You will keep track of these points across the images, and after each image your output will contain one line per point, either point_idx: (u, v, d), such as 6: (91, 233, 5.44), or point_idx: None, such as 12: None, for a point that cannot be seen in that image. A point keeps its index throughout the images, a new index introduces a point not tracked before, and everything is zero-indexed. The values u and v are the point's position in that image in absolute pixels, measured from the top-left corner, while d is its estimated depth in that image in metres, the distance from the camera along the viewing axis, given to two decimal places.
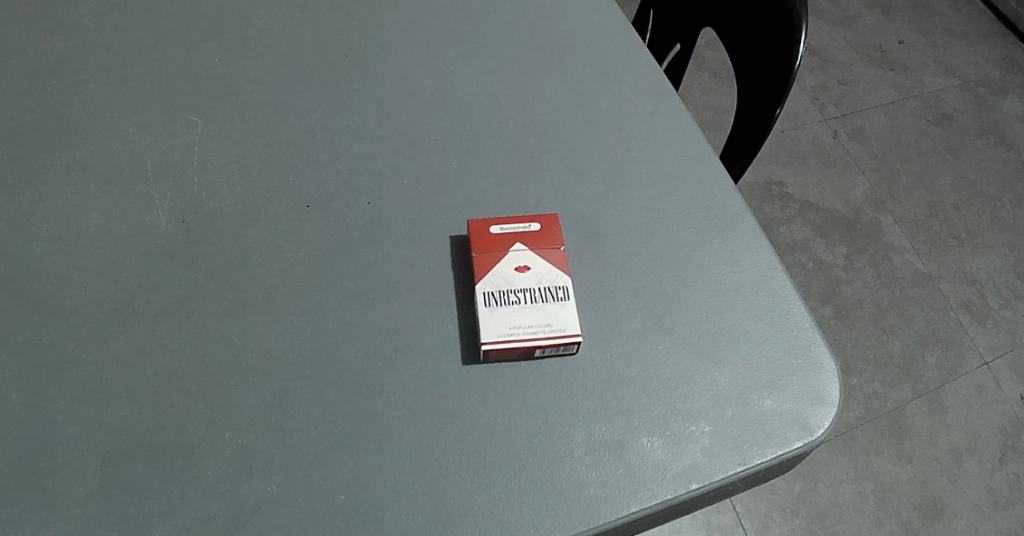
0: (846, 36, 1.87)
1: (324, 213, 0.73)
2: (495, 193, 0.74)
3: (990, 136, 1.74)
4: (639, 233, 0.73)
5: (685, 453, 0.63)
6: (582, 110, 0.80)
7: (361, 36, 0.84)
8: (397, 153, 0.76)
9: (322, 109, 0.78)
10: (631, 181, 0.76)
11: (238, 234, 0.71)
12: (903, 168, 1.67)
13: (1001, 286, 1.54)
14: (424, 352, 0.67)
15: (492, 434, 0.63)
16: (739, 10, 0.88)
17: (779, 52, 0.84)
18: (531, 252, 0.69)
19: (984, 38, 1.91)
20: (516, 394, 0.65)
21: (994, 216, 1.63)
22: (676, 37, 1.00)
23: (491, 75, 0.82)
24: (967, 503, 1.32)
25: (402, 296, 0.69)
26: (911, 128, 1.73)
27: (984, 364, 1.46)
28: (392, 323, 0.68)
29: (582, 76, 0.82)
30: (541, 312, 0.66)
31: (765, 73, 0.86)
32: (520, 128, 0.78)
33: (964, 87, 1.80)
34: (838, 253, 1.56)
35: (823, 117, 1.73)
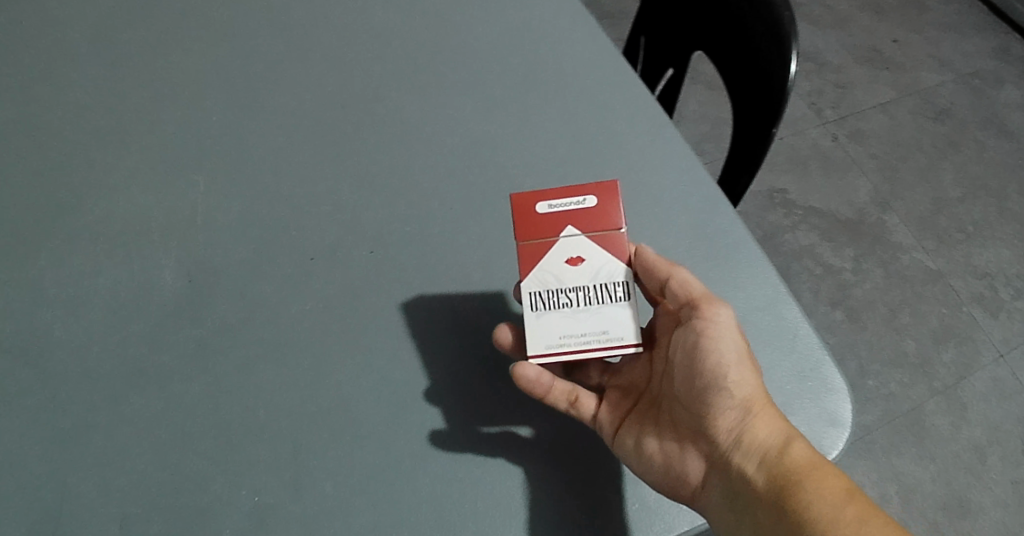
0: (839, 37, 1.85)
1: (328, 264, 0.74)
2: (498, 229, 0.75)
3: (990, 128, 1.71)
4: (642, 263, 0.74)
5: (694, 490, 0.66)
6: (579, 145, 0.80)
7: (355, 84, 0.85)
8: (397, 200, 0.77)
9: (322, 161, 0.79)
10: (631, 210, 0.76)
11: (243, 289, 0.72)
12: (905, 166, 1.66)
13: (1013, 276, 1.52)
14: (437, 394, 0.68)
15: (505, 476, 0.65)
16: (728, 35, 0.89)
17: (771, 73, 0.84)
18: (584, 239, 0.69)
19: (980, 27, 1.87)
20: (538, 436, 0.67)
21: (999, 207, 1.60)
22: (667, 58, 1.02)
23: (487, 114, 0.83)
24: (992, 497, 1.31)
25: (411, 342, 0.70)
26: (911, 126, 1.71)
27: (1000, 356, 1.44)
28: (401, 370, 0.68)
29: (578, 109, 0.83)
30: (590, 316, 0.68)
31: (758, 90, 0.86)
32: (517, 167, 0.79)
33: (961, 80, 1.78)
34: (846, 256, 1.55)
35: (821, 121, 1.72)
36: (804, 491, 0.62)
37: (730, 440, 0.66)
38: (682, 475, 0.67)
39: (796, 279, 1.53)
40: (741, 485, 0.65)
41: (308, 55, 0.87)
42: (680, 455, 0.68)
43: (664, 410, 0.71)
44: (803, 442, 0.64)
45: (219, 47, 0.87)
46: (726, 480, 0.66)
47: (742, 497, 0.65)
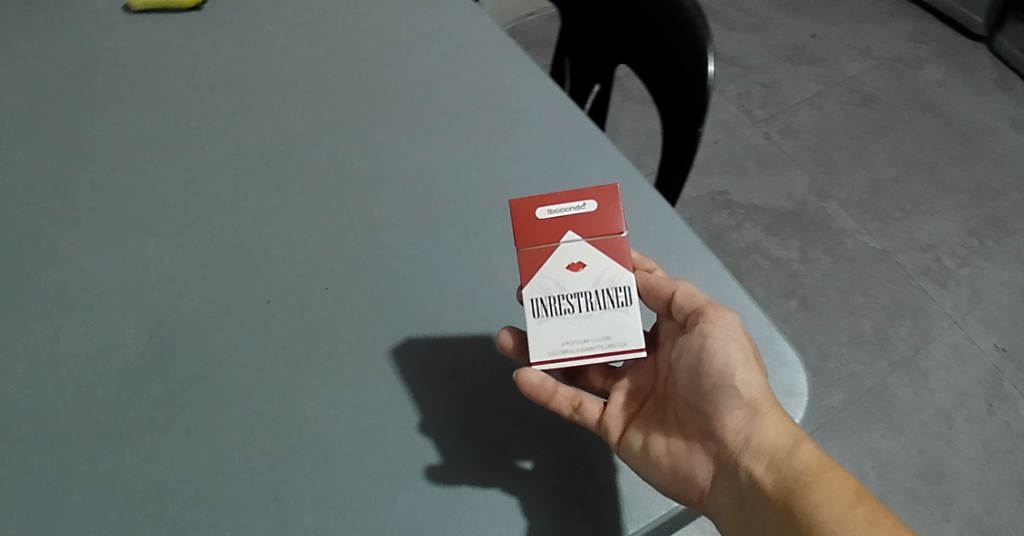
0: (760, 41, 1.92)
1: (287, 305, 0.76)
2: (452, 254, 0.79)
3: (915, 108, 1.76)
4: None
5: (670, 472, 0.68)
6: (515, 164, 0.84)
7: (295, 134, 0.88)
8: (348, 237, 0.80)
9: (271, 209, 0.83)
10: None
11: (211, 342, 0.74)
12: (838, 154, 1.71)
13: (957, 246, 1.56)
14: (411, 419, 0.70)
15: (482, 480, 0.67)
16: (648, 43, 0.94)
17: (690, 74, 0.88)
18: (585, 244, 0.70)
19: (895, 14, 1.94)
20: (512, 436, 0.69)
21: (934, 182, 1.65)
22: (593, 74, 1.06)
23: (424, 146, 0.86)
24: (965, 459, 1.35)
25: (376, 368, 0.72)
26: (839, 116, 1.76)
27: (954, 323, 1.47)
28: (370, 394, 0.71)
29: (510, 131, 0.87)
30: (592, 321, 0.69)
31: (680, 84, 0.90)
32: (459, 192, 0.83)
33: (882, 66, 1.84)
34: (792, 247, 1.59)
35: (752, 121, 1.77)
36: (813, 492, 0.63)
37: (737, 442, 0.67)
38: (689, 477, 0.67)
39: (745, 276, 1.57)
40: (750, 486, 0.65)
41: (249, 115, 0.90)
42: (687, 458, 0.68)
43: (668, 414, 0.71)
44: (810, 445, 0.65)
45: (164, 119, 0.91)
46: (734, 481, 0.66)
47: (750, 498, 0.65)
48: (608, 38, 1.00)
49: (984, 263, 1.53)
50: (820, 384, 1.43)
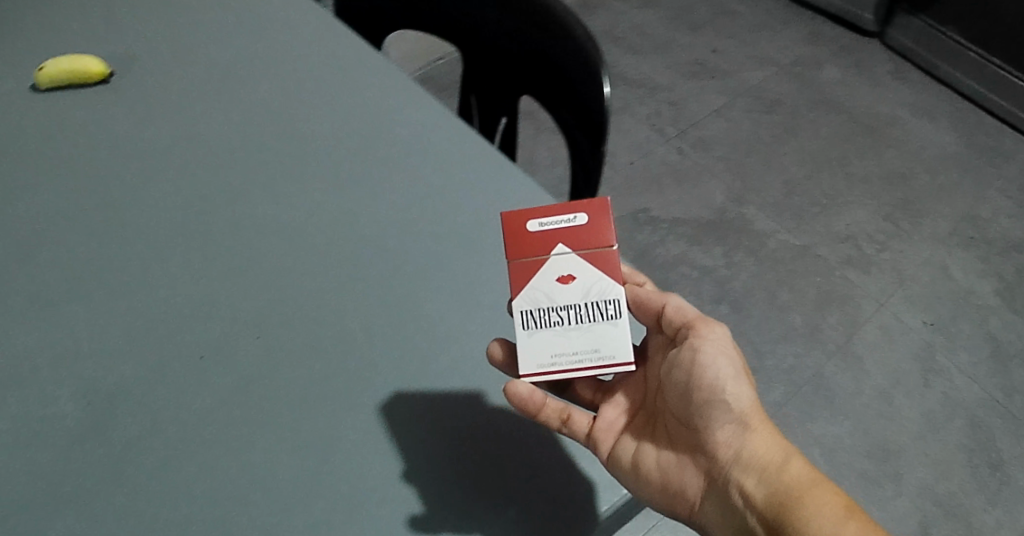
0: (663, 62, 1.93)
1: (223, 355, 0.70)
2: (397, 282, 0.75)
3: (817, 106, 1.84)
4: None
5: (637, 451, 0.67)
6: (439, 179, 0.82)
7: (212, 180, 0.82)
8: (282, 276, 0.75)
9: (197, 258, 0.76)
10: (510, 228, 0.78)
11: (141, 402, 0.67)
12: (751, 158, 1.75)
13: (875, 233, 1.62)
14: (385, 458, 0.65)
15: (452, 487, 0.64)
16: (540, 71, 0.94)
17: (588, 97, 0.88)
18: (575, 257, 0.67)
19: (789, 22, 2.03)
20: (473, 436, 0.66)
21: (845, 173, 1.71)
22: (490, 104, 1.05)
23: (352, 177, 0.82)
24: (909, 433, 1.38)
25: (330, 399, 0.67)
26: (747, 123, 1.80)
27: (880, 305, 1.52)
28: (326, 428, 0.66)
29: (433, 150, 0.84)
30: (580, 334, 0.67)
31: (579, 106, 0.90)
32: (388, 215, 0.79)
33: (783, 72, 1.90)
34: (717, 255, 1.60)
35: (664, 139, 1.78)
36: (804, 509, 0.62)
37: (727, 458, 0.65)
38: (679, 492, 0.66)
39: (676, 286, 1.55)
40: (739, 502, 0.64)
41: (161, 173, 0.83)
42: (676, 475, 0.67)
43: (654, 431, 0.69)
44: (798, 460, 0.65)
45: (67, 175, 0.83)
46: (723, 498, 0.65)
47: (741, 514, 0.64)
48: (494, 66, 1.01)
49: (902, 247, 1.60)
50: (761, 381, 1.43)
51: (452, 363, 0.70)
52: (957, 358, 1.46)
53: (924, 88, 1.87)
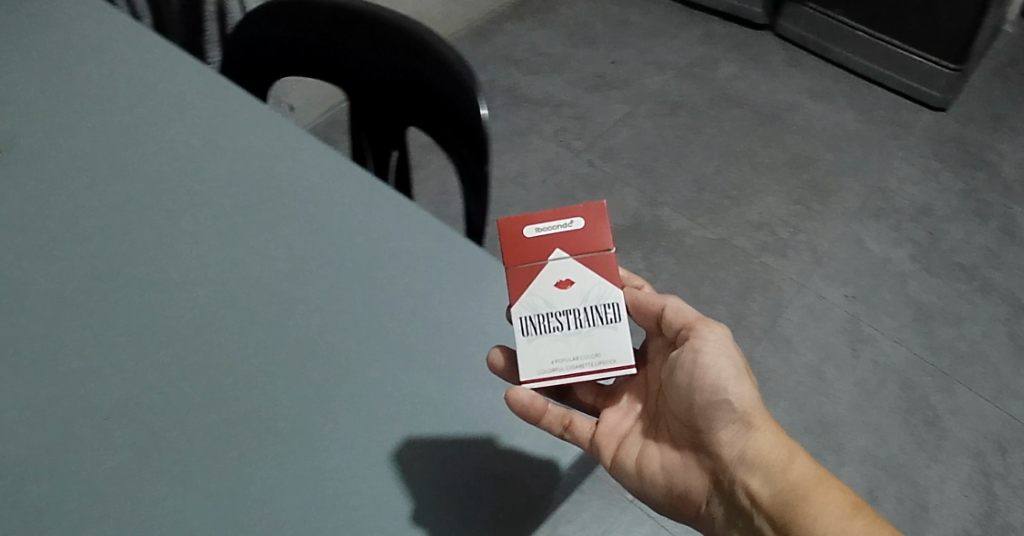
0: (564, 77, 1.83)
1: (120, 413, 0.67)
2: (323, 304, 0.73)
3: (718, 101, 1.83)
4: (462, 264, 0.76)
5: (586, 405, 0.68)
6: (295, 223, 0.80)
7: (87, 244, 0.78)
8: (166, 332, 0.72)
9: (81, 326, 0.72)
10: (427, 232, 0.79)
11: (46, 473, 0.64)
12: (659, 163, 1.68)
13: (786, 216, 1.64)
14: (339, 470, 0.64)
15: (401, 482, 0.63)
16: (413, 98, 0.87)
17: (466, 124, 0.82)
18: (574, 264, 0.71)
19: (682, 23, 2.03)
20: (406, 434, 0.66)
21: (752, 163, 1.71)
22: (367, 136, 0.95)
23: (236, 222, 0.80)
24: (845, 404, 1.43)
25: (236, 441, 0.65)
26: (653, 129, 1.74)
27: (801, 285, 1.56)
28: (242, 464, 0.64)
29: (291, 191, 0.82)
30: (580, 337, 0.71)
31: (458, 133, 0.83)
32: (249, 268, 0.76)
33: (681, 74, 1.88)
34: (637, 259, 1.57)
35: (574, 153, 1.67)
36: (809, 505, 0.65)
37: (731, 457, 0.69)
38: (686, 492, 0.71)
39: None
40: (744, 499, 0.68)
41: (30, 244, 0.78)
42: (683, 475, 0.72)
43: (663, 432, 0.74)
44: (804, 458, 0.68)
45: None
46: (729, 496, 0.69)
47: (747, 511, 0.68)
48: (364, 97, 0.92)
49: (815, 226, 1.64)
50: None
51: (389, 369, 0.69)
52: (881, 324, 1.53)
53: (818, 71, 1.95)
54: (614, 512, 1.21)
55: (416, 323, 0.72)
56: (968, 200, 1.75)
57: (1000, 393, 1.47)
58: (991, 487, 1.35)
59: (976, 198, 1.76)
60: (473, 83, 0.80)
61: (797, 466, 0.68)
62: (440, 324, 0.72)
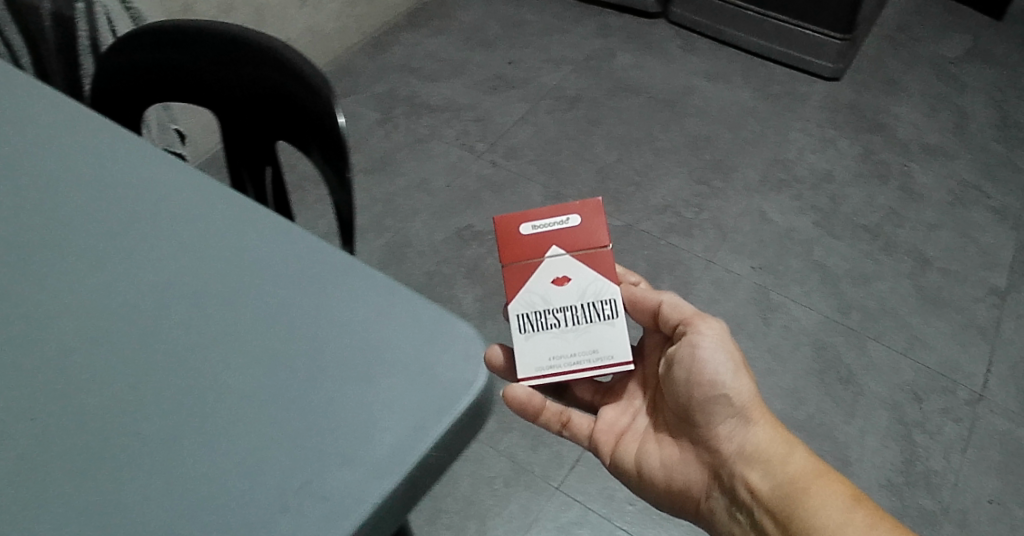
0: (462, 81, 1.84)
1: None
2: (140, 309, 0.64)
3: (616, 91, 1.86)
4: (297, 246, 0.68)
5: (454, 371, 0.61)
6: (110, 216, 0.70)
7: None
8: None
9: None
10: (256, 218, 0.70)
11: None
12: (561, 155, 1.69)
13: (689, 198, 1.68)
14: (180, 490, 0.55)
15: (251, 492, 0.55)
16: (276, 111, 0.87)
17: (326, 132, 0.81)
18: (567, 260, 0.84)
19: (576, 19, 2.07)
20: (248, 437, 0.57)
21: (653, 148, 1.75)
22: (234, 159, 0.95)
23: (40, 222, 0.69)
24: (760, 372, 1.46)
25: (47, 471, 0.56)
26: (552, 125, 1.76)
27: (709, 262, 1.58)
28: (52, 499, 0.55)
29: (108, 181, 0.72)
30: (575, 328, 0.84)
31: (320, 142, 0.83)
32: (55, 272, 0.66)
33: (579, 69, 1.91)
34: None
35: (475, 154, 1.66)
36: (800, 492, 0.78)
37: (729, 448, 0.83)
38: (687, 485, 0.86)
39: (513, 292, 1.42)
40: (740, 487, 0.81)
41: None
42: (686, 468, 0.86)
43: (670, 424, 0.88)
44: (800, 451, 0.81)
45: None
46: (726, 484, 0.83)
47: (743, 498, 0.81)
48: (221, 117, 0.92)
49: (719, 203, 1.68)
50: None
51: (224, 370, 0.61)
52: (790, 291, 1.57)
53: (713, 53, 2.01)
54: (540, 501, 1.23)
55: (250, 315, 0.64)
56: (868, 164, 1.83)
57: (911, 344, 1.53)
58: (911, 436, 1.41)
59: (876, 160, 1.84)
60: (320, 81, 0.82)
61: (792, 458, 0.81)
62: (278, 311, 0.64)
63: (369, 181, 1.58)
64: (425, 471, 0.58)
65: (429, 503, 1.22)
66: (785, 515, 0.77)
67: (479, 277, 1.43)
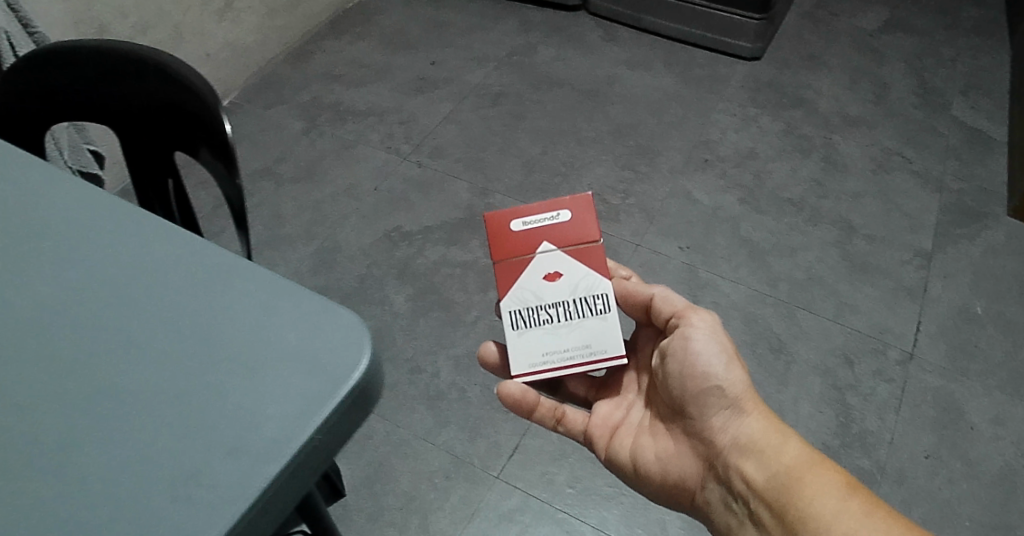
0: (386, 85, 1.86)
1: None
2: (24, 321, 0.63)
3: (539, 85, 1.89)
4: (180, 247, 0.68)
5: (338, 354, 0.61)
6: None
7: None
8: None
9: None
10: (139, 222, 0.70)
11: None
12: (487, 152, 1.72)
13: (615, 185, 1.71)
14: (69, 493, 0.55)
15: (137, 490, 0.55)
16: (170, 123, 0.88)
17: (214, 141, 0.82)
18: (557, 258, 0.90)
19: (496, 17, 2.09)
20: (132, 438, 0.57)
21: (578, 138, 1.78)
22: (138, 185, 0.95)
23: None
24: None
25: None
26: (477, 122, 1.78)
27: (638, 245, 1.62)
28: None
29: None
30: (565, 324, 0.90)
31: (210, 151, 0.84)
32: None
33: (501, 65, 1.94)
34: (474, 247, 1.52)
35: (401, 157, 1.69)
36: (793, 480, 0.80)
37: (721, 438, 0.85)
38: (681, 477, 0.89)
39: (444, 287, 1.47)
40: (732, 475, 0.84)
41: None
42: (681, 460, 0.89)
43: (666, 415, 0.92)
44: (794, 442, 0.83)
45: None
46: (720, 474, 0.85)
47: (736, 487, 0.83)
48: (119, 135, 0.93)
49: (646, 186, 1.71)
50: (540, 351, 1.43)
51: (109, 373, 0.60)
52: (718, 268, 1.61)
53: (634, 41, 2.05)
54: (482, 490, 1.25)
55: (134, 318, 0.63)
56: (790, 138, 1.87)
57: (840, 310, 1.58)
58: (844, 399, 1.45)
59: (798, 135, 1.89)
60: (202, 81, 0.84)
61: (787, 447, 0.83)
62: (162, 310, 0.64)
63: (298, 193, 1.60)
64: (313, 454, 0.58)
65: (371, 503, 1.23)
66: (779, 503, 0.79)
67: (411, 280, 1.47)
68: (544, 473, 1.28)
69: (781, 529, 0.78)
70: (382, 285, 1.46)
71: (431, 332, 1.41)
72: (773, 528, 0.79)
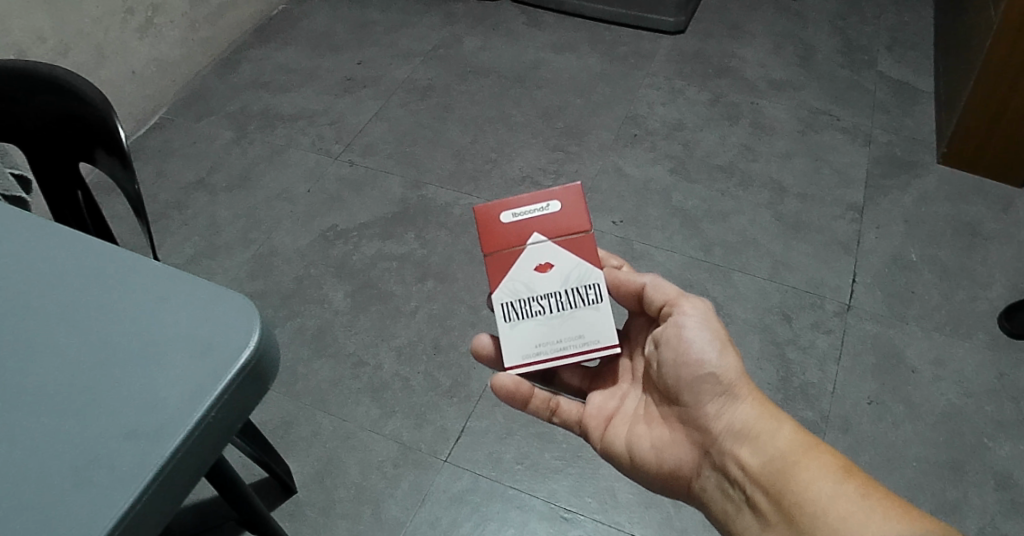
0: (314, 87, 1.88)
1: None
2: None
3: (466, 75, 1.92)
4: (72, 252, 0.70)
5: (229, 336, 0.64)
6: None
7: None
8: None
9: None
10: (35, 231, 0.72)
11: None
12: (417, 146, 1.74)
13: (547, 166, 1.72)
14: None
15: (39, 476, 0.57)
16: (71, 137, 0.90)
17: (112, 150, 0.84)
18: (548, 249, 0.92)
19: (420, 11, 2.11)
20: (34, 429, 0.60)
21: (507, 123, 1.81)
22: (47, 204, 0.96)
23: None
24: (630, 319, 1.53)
25: None
26: (406, 116, 1.81)
27: None
28: None
29: None
30: (556, 314, 0.91)
31: (109, 161, 0.86)
32: None
33: (428, 59, 1.96)
34: (409, 240, 1.56)
35: (332, 157, 1.71)
36: (788, 465, 0.79)
37: (714, 426, 0.85)
38: (675, 466, 0.88)
39: (380, 281, 1.50)
40: (727, 462, 0.83)
41: None
42: (675, 450, 0.89)
43: (659, 405, 0.91)
44: (789, 428, 0.82)
45: None
46: (714, 462, 0.85)
47: (732, 474, 0.83)
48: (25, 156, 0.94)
49: (578, 165, 1.74)
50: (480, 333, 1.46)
51: (10, 373, 0.63)
52: (651, 238, 1.65)
53: (558, 25, 2.08)
54: (431, 474, 1.27)
55: (33, 319, 0.66)
56: (716, 107, 1.92)
57: (775, 269, 1.62)
58: (784, 355, 1.49)
59: (725, 103, 1.93)
60: (90, 88, 0.87)
61: (783, 433, 0.82)
62: (59, 312, 0.66)
63: (233, 202, 1.62)
64: (210, 430, 0.61)
65: (322, 497, 1.25)
66: (775, 489, 0.78)
67: (348, 277, 1.50)
68: (493, 452, 1.30)
69: (779, 516, 0.77)
70: (320, 286, 1.49)
71: (371, 326, 1.44)
72: (773, 514, 0.78)
